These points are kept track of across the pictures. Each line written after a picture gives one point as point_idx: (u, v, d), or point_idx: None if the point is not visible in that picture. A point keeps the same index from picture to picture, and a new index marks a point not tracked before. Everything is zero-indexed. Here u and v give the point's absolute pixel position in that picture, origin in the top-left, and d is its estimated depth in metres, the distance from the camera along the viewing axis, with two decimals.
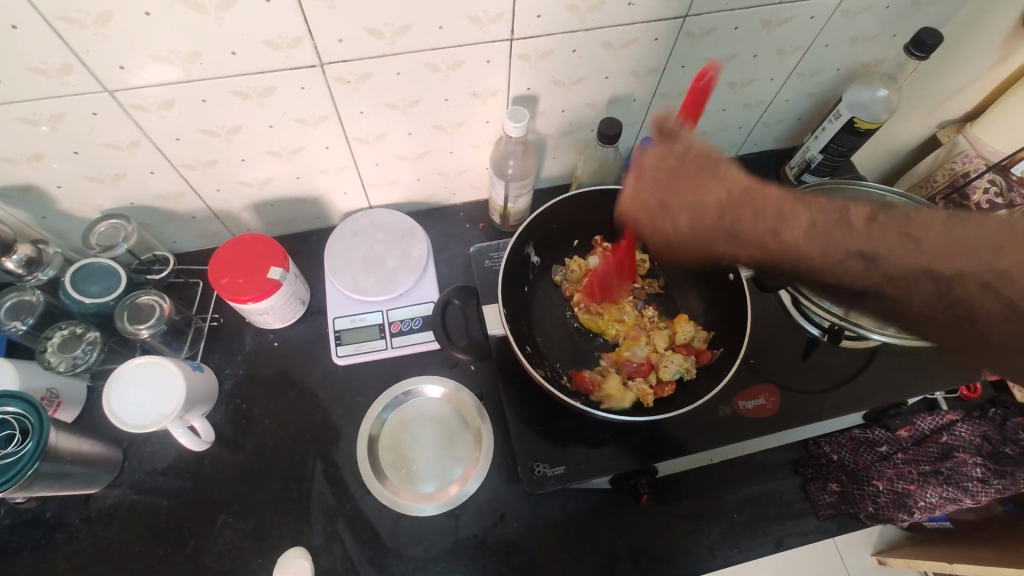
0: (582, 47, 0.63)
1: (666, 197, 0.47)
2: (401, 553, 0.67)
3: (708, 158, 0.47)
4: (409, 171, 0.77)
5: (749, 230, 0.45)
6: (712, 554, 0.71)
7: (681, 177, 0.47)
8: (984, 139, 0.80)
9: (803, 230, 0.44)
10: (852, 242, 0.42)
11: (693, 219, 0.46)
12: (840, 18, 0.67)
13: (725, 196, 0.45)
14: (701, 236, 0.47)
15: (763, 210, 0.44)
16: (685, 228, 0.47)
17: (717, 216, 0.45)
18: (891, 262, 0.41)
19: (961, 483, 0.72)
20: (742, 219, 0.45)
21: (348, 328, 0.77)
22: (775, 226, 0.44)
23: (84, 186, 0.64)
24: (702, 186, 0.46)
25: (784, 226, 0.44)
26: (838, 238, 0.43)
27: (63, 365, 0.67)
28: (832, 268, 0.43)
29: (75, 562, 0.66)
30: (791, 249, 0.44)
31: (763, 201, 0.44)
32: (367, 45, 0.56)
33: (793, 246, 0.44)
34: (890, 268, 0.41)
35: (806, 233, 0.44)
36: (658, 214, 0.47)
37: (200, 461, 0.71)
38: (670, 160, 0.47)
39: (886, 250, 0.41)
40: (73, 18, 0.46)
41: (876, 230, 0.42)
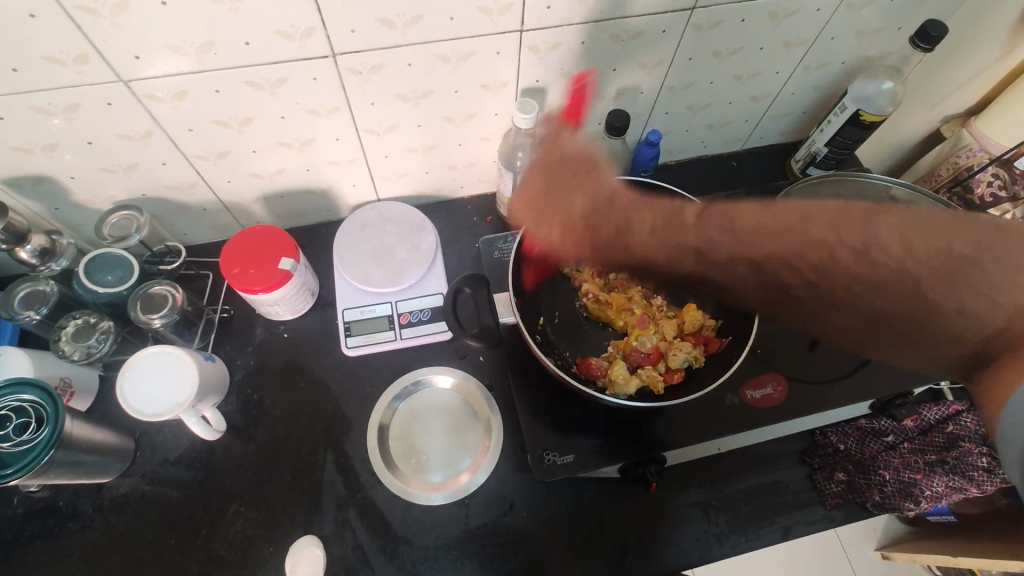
0: (591, 39, 0.63)
1: (552, 199, 0.60)
2: (412, 542, 0.67)
3: (584, 168, 0.59)
4: (418, 163, 0.78)
5: (606, 230, 0.58)
6: (719, 543, 0.71)
7: (559, 188, 0.59)
8: (990, 134, 0.80)
9: (663, 230, 0.56)
10: (684, 237, 0.54)
11: (562, 229, 0.61)
12: (846, 11, 0.68)
13: (586, 199, 0.58)
14: (574, 232, 0.61)
15: (613, 214, 0.57)
16: (559, 237, 0.62)
17: (580, 223, 0.59)
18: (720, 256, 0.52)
19: (966, 473, 0.73)
20: (602, 219, 0.58)
21: (358, 320, 0.77)
22: (637, 225, 0.57)
23: (97, 177, 0.65)
24: (572, 195, 0.58)
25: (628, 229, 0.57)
26: (677, 235, 0.55)
27: (76, 354, 0.67)
28: (672, 258, 0.56)
29: (88, 552, 0.66)
30: (642, 246, 0.57)
31: (620, 208, 0.57)
32: (379, 36, 0.56)
33: (642, 246, 0.57)
34: (715, 256, 0.53)
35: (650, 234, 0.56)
36: (545, 219, 0.62)
37: (212, 451, 0.71)
38: (551, 176, 0.59)
39: (719, 243, 0.52)
40: (91, 7, 0.47)
41: (709, 222, 0.52)
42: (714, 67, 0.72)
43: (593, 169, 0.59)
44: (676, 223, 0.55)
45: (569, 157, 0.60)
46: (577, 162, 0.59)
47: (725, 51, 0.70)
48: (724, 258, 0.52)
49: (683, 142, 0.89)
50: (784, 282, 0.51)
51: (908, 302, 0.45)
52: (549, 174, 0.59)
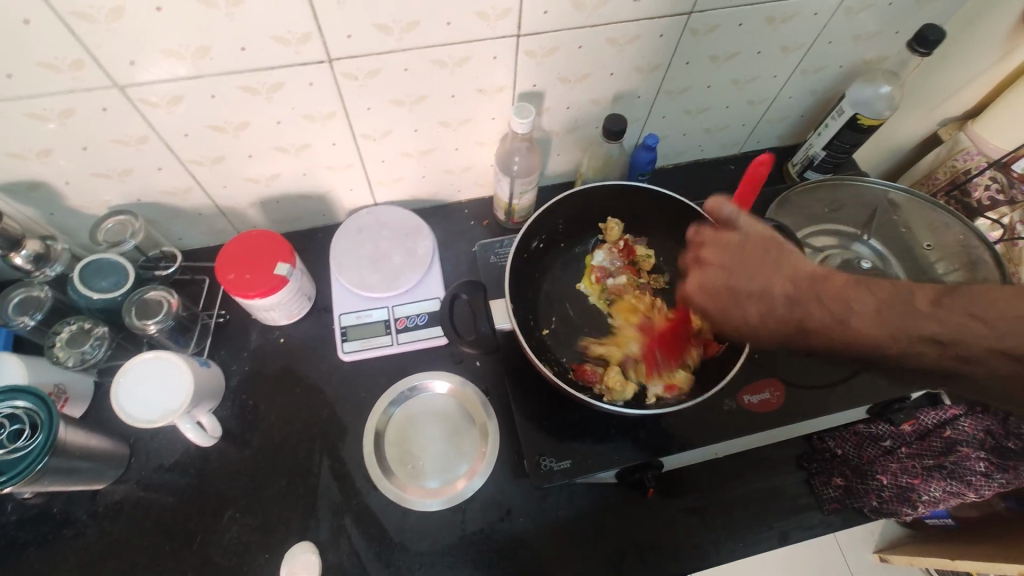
0: (588, 43, 0.63)
1: (729, 279, 0.57)
2: (408, 548, 0.67)
3: (771, 252, 0.56)
4: (414, 168, 0.77)
5: (815, 319, 0.53)
6: (718, 548, 0.71)
7: (740, 266, 0.57)
8: (985, 136, 0.80)
9: (862, 315, 0.50)
10: (873, 319, 0.50)
11: (759, 305, 0.55)
12: (843, 15, 0.68)
13: (782, 284, 0.55)
14: (768, 320, 0.55)
15: (817, 296, 0.53)
16: (749, 313, 0.56)
17: (777, 301, 0.55)
18: (885, 346, 0.49)
19: (964, 478, 0.71)
20: (812, 301, 0.53)
21: (354, 325, 0.77)
22: (830, 320, 0.52)
23: (91, 182, 0.64)
24: (757, 274, 0.56)
25: (847, 312, 0.51)
26: (874, 317, 0.50)
27: (71, 360, 0.68)
28: (877, 347, 0.50)
29: (83, 558, 0.66)
30: (845, 333, 0.51)
31: (826, 288, 0.53)
32: (375, 41, 0.56)
33: (858, 328, 0.51)
34: (939, 341, 0.47)
35: (859, 321, 0.50)
36: (725, 291, 0.57)
37: (208, 457, 0.71)
38: (735, 252, 0.58)
39: (900, 324, 0.49)
40: (85, 13, 0.46)
41: (880, 304, 0.50)
42: (712, 71, 0.72)
43: (777, 249, 0.56)
44: (855, 312, 0.51)
45: (749, 240, 0.58)
46: (759, 246, 0.57)
47: (722, 56, 0.70)
48: (922, 343, 0.48)
49: (679, 146, 0.88)
50: (989, 370, 0.46)
51: (1023, 382, 0.45)
52: (716, 258, 0.59)
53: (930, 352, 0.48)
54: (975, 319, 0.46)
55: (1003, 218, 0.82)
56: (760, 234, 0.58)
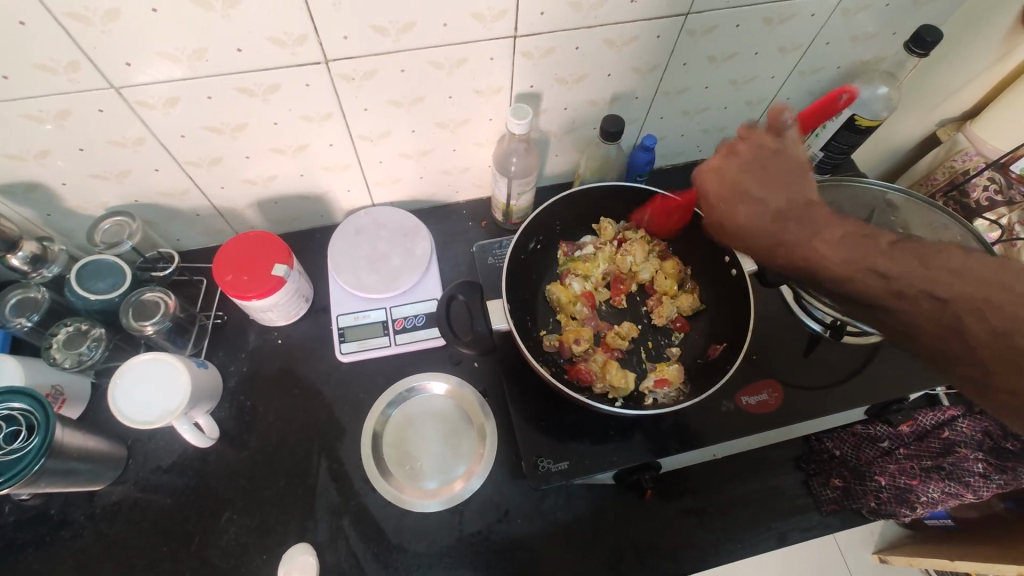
0: (585, 44, 0.63)
1: (745, 179, 0.51)
2: (406, 549, 0.67)
3: (796, 171, 0.51)
4: (412, 169, 0.77)
5: (790, 237, 0.49)
6: (716, 550, 0.71)
7: (762, 171, 0.51)
8: (983, 137, 0.80)
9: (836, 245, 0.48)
10: (854, 252, 0.47)
11: (753, 210, 0.51)
12: (841, 16, 0.68)
13: (785, 198, 0.50)
14: (751, 227, 0.51)
15: (808, 217, 0.49)
16: (742, 217, 0.51)
17: (772, 213, 0.50)
18: (835, 272, 0.47)
19: (963, 479, 0.68)
20: (798, 220, 0.49)
21: (351, 326, 0.77)
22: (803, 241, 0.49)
23: (88, 183, 0.64)
24: (771, 182, 0.51)
25: (824, 236, 0.48)
26: (855, 251, 0.47)
27: (68, 362, 0.67)
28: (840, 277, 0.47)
29: (80, 560, 0.66)
30: (816, 256, 0.48)
31: (818, 215, 0.49)
32: (372, 43, 0.56)
33: (821, 254, 0.48)
34: (899, 290, 0.45)
35: (827, 247, 0.48)
36: (731, 188, 0.52)
37: (205, 458, 0.71)
38: (763, 155, 0.52)
39: (859, 258, 0.47)
40: (80, 14, 0.46)
41: (867, 242, 0.47)
42: (709, 72, 0.72)
43: (801, 170, 0.51)
44: (824, 241, 0.48)
45: (785, 153, 0.52)
46: (789, 160, 0.51)
47: (719, 57, 0.70)
48: (889, 289, 0.45)
49: (677, 146, 0.88)
50: (940, 325, 0.44)
51: (948, 332, 0.44)
52: (747, 154, 0.52)
53: (872, 286, 0.46)
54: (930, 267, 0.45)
55: (1002, 219, 0.82)
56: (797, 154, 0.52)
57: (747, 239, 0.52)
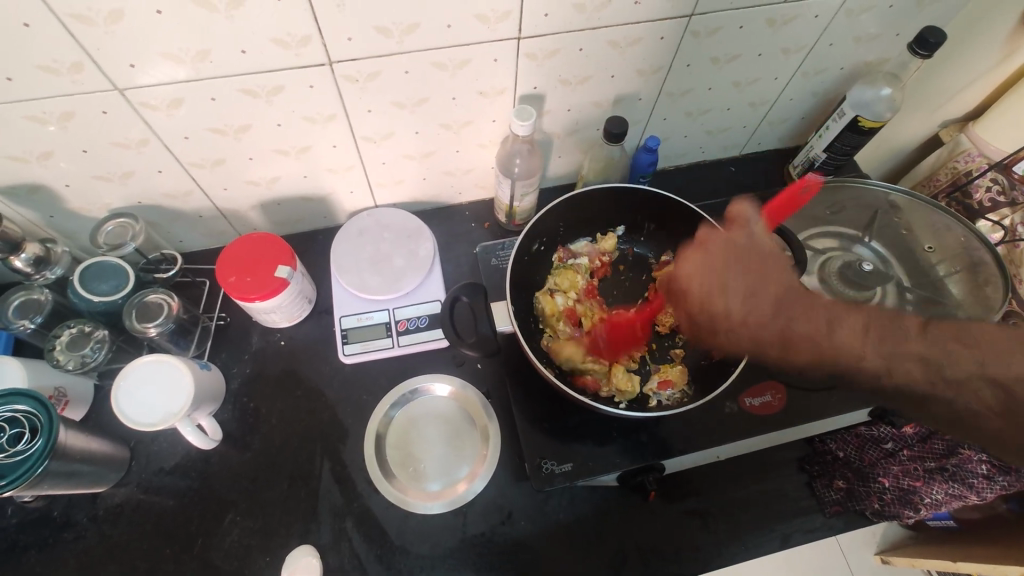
0: (589, 46, 0.63)
1: (727, 276, 0.58)
2: (409, 551, 0.67)
3: (772, 261, 0.58)
4: (415, 170, 0.77)
5: (802, 327, 0.55)
6: (720, 552, 0.71)
7: (745, 265, 0.58)
8: (986, 138, 0.80)
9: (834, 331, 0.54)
10: (857, 339, 0.53)
11: (747, 302, 0.56)
12: (845, 17, 0.68)
13: (773, 290, 0.57)
14: (755, 323, 0.56)
15: (804, 305, 0.56)
16: (738, 312, 0.56)
17: (764, 308, 0.56)
18: (873, 364, 0.53)
19: (965, 480, 0.67)
20: (792, 311, 0.55)
21: (355, 327, 0.77)
22: (820, 332, 0.54)
23: (92, 185, 0.64)
24: (755, 278, 0.57)
25: (823, 325, 0.54)
26: (857, 336, 0.54)
27: (70, 364, 0.68)
28: (851, 358, 0.53)
29: (83, 561, 0.65)
30: (824, 343, 0.54)
31: (806, 303, 0.56)
32: (376, 44, 0.56)
33: (837, 340, 0.54)
34: (905, 370, 0.52)
35: (842, 332, 0.54)
36: (714, 284, 0.58)
37: (208, 460, 0.71)
38: (739, 250, 0.59)
39: (886, 345, 0.53)
40: (85, 16, 0.46)
41: (863, 327, 0.54)
42: (713, 73, 0.72)
43: (770, 259, 0.58)
44: (844, 328, 0.54)
45: (754, 245, 0.59)
46: (760, 251, 0.59)
47: (723, 58, 0.70)
48: (897, 367, 0.52)
49: (680, 147, 0.88)
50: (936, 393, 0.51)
51: (956, 398, 0.51)
52: (723, 253, 0.59)
53: (897, 369, 0.52)
54: (960, 344, 0.52)
55: (1005, 220, 0.81)
56: (765, 245, 0.59)
57: (752, 332, 0.56)
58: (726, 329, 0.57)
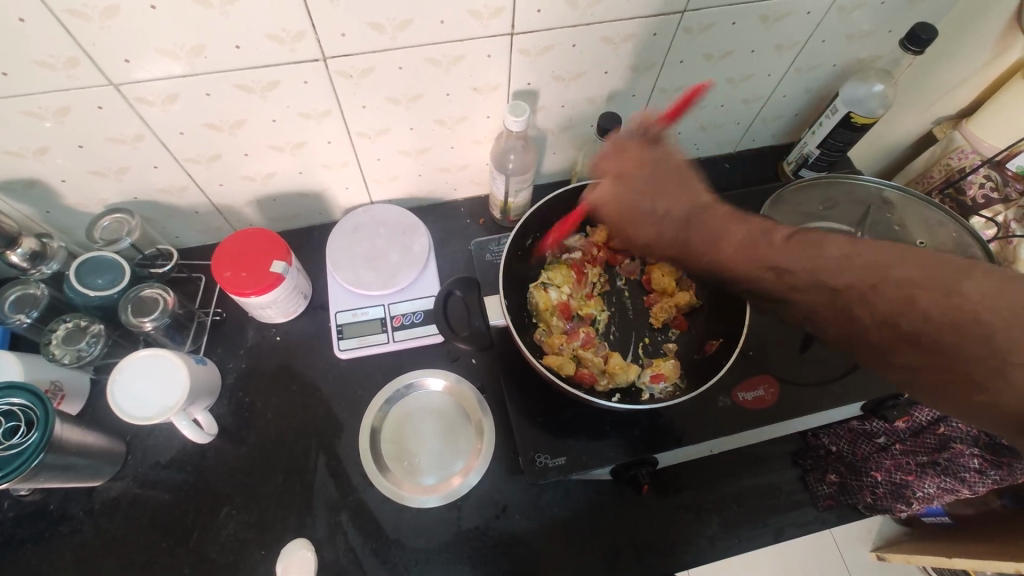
0: (582, 41, 0.63)
1: (638, 201, 0.57)
2: (404, 544, 0.67)
3: (680, 175, 0.57)
4: (410, 166, 0.78)
5: (697, 243, 0.56)
6: (713, 545, 0.71)
7: (655, 185, 0.57)
8: (980, 134, 0.80)
9: (734, 245, 0.55)
10: (765, 255, 0.53)
11: (656, 225, 0.57)
12: (837, 14, 0.68)
13: (683, 207, 0.56)
14: (662, 239, 0.57)
15: (709, 220, 0.56)
16: (650, 236, 0.57)
17: (673, 227, 0.56)
18: (740, 266, 0.54)
19: (958, 474, 0.72)
20: (699, 225, 0.56)
21: (350, 322, 0.77)
22: (721, 250, 0.55)
23: (87, 180, 0.64)
24: (662, 197, 0.57)
25: (725, 238, 0.55)
26: (760, 251, 0.54)
27: (67, 358, 0.67)
28: (745, 273, 0.55)
29: (79, 555, 0.66)
30: (719, 256, 0.55)
31: (717, 217, 0.56)
32: (369, 39, 0.56)
33: (728, 253, 0.55)
34: (796, 280, 0.52)
35: (731, 247, 0.55)
36: (626, 207, 0.57)
37: (204, 454, 0.71)
38: (645, 165, 0.57)
39: (795, 276, 0.52)
40: (80, 11, 0.47)
41: (786, 248, 0.53)
42: (706, 70, 0.72)
43: (681, 175, 0.57)
44: (761, 255, 0.53)
45: (662, 161, 0.57)
46: (670, 167, 0.57)
47: (716, 54, 0.70)
48: (799, 280, 0.52)
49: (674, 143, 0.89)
50: (842, 308, 0.50)
51: (850, 315, 0.50)
52: (631, 169, 0.58)
53: (774, 280, 0.53)
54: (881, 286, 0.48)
55: (998, 216, 0.82)
56: (675, 159, 0.57)
57: (656, 248, 0.58)
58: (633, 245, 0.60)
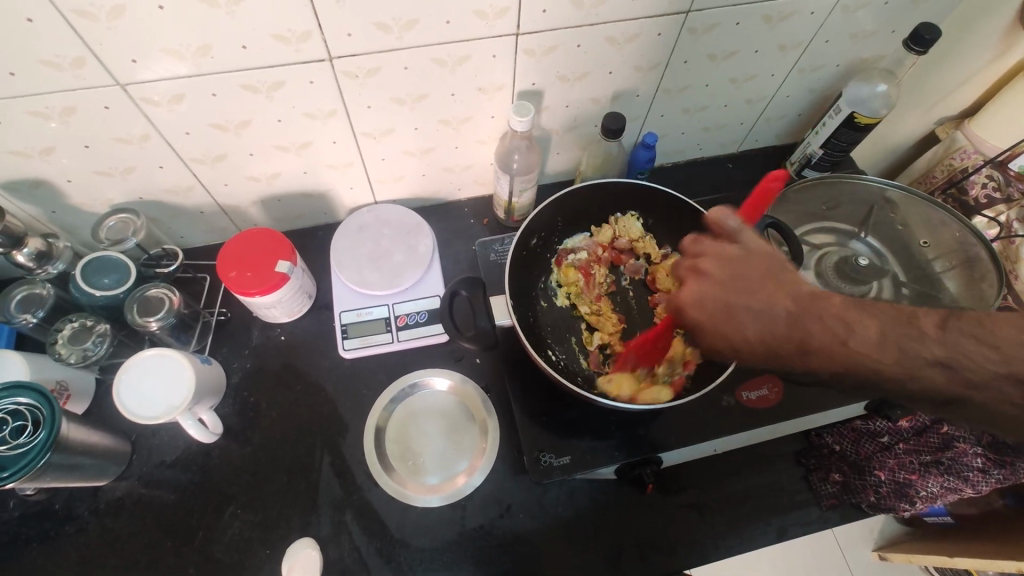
0: (587, 42, 0.64)
1: (727, 294, 0.50)
2: (408, 544, 0.67)
3: (773, 266, 0.50)
4: (414, 167, 0.78)
5: (825, 342, 0.46)
6: (717, 544, 0.71)
7: (740, 279, 0.50)
8: (982, 135, 0.81)
9: (873, 341, 0.45)
10: (918, 349, 0.45)
11: (761, 320, 0.48)
12: (840, 15, 0.68)
13: (786, 301, 0.48)
14: (776, 339, 0.48)
15: (833, 313, 0.47)
16: (751, 334, 0.49)
17: (783, 323, 0.48)
18: (889, 367, 0.45)
19: (961, 473, 0.72)
20: (818, 322, 0.47)
21: (355, 322, 0.77)
22: (855, 342, 0.45)
23: (93, 180, 0.65)
24: (754, 292, 0.49)
25: (859, 331, 0.46)
26: (904, 345, 0.45)
27: (73, 358, 0.67)
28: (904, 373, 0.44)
29: (84, 554, 0.66)
30: (855, 356, 0.45)
31: (834, 309, 0.47)
32: (375, 39, 0.57)
33: (865, 351, 0.45)
34: (967, 373, 0.43)
35: (869, 344, 0.45)
36: (723, 304, 0.50)
37: (209, 453, 0.71)
38: (727, 261, 0.51)
39: (908, 351, 0.45)
40: (88, 11, 0.47)
41: (942, 338, 0.44)
42: (710, 70, 0.73)
43: (777, 267, 0.50)
44: (875, 338, 0.45)
45: (748, 254, 0.51)
46: (756, 257, 0.51)
47: (720, 54, 0.70)
48: (969, 375, 0.43)
49: (677, 144, 0.89)
50: (997, 399, 0.43)
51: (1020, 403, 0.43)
52: (716, 267, 0.51)
53: (934, 379, 0.44)
54: (979, 343, 0.43)
55: (1000, 216, 0.82)
56: (760, 247, 0.51)
57: (767, 351, 0.49)
58: (739, 349, 0.50)
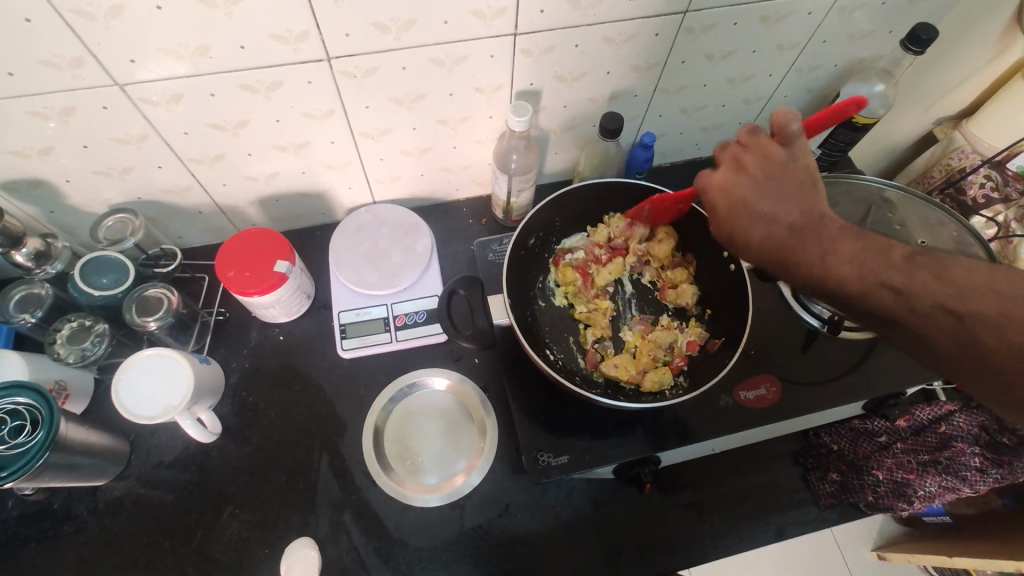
0: (585, 42, 0.64)
1: (749, 194, 0.52)
2: (407, 544, 0.67)
3: (801, 182, 0.52)
4: (413, 166, 0.78)
5: (805, 252, 0.49)
6: (715, 544, 0.71)
7: (766, 183, 0.52)
8: (980, 135, 0.81)
9: (845, 259, 0.48)
10: (881, 272, 0.46)
11: (764, 222, 0.51)
12: (837, 15, 0.68)
13: (796, 210, 0.50)
14: (768, 242, 0.51)
15: (824, 233, 0.49)
16: (752, 233, 0.52)
17: (780, 228, 0.51)
18: (846, 282, 0.48)
19: (958, 473, 0.73)
20: (807, 234, 0.49)
21: (353, 322, 0.77)
22: (823, 257, 0.48)
23: (92, 180, 0.65)
24: (775, 196, 0.52)
25: (835, 249, 0.48)
26: (872, 268, 0.47)
27: (71, 357, 0.67)
28: (858, 291, 0.47)
29: (83, 554, 0.66)
30: (822, 268, 0.48)
31: (827, 228, 0.49)
32: (373, 39, 0.57)
33: (834, 268, 0.48)
34: (914, 301, 0.45)
35: (839, 261, 0.48)
36: (738, 199, 0.53)
37: (208, 453, 0.72)
38: (765, 165, 0.53)
39: (870, 273, 0.47)
40: (86, 11, 0.47)
41: (912, 268, 0.46)
42: (707, 70, 0.73)
43: (808, 183, 0.52)
44: (849, 258, 0.48)
45: (789, 164, 0.52)
46: (795, 170, 0.52)
47: (718, 54, 0.70)
48: (916, 302, 0.44)
49: (675, 144, 0.89)
50: (936, 331, 0.44)
51: (958, 340, 0.43)
52: (754, 166, 0.53)
53: (883, 302, 0.46)
54: (937, 279, 0.44)
55: (999, 216, 0.82)
56: (801, 162, 0.52)
57: (760, 253, 0.52)
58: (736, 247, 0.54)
